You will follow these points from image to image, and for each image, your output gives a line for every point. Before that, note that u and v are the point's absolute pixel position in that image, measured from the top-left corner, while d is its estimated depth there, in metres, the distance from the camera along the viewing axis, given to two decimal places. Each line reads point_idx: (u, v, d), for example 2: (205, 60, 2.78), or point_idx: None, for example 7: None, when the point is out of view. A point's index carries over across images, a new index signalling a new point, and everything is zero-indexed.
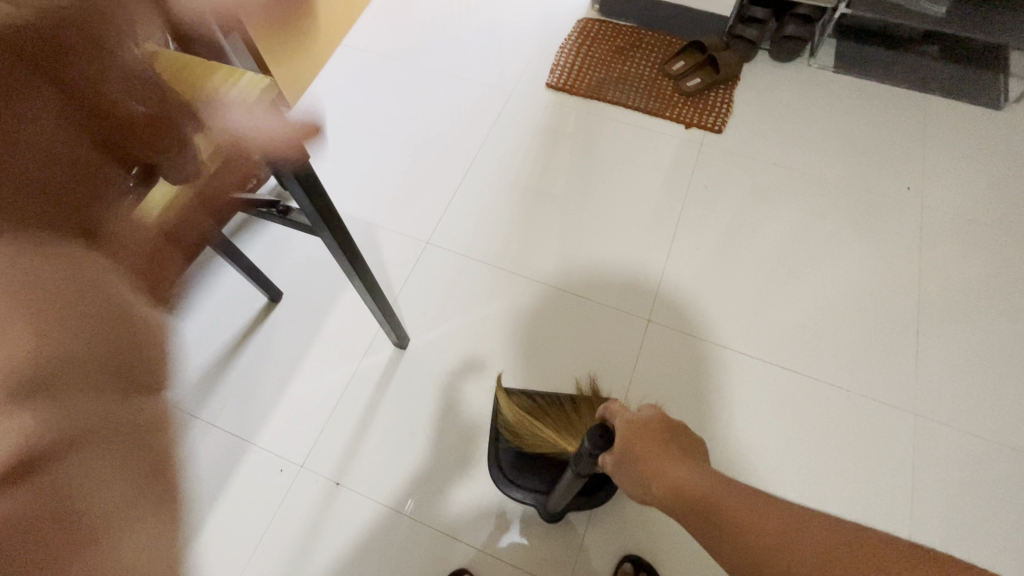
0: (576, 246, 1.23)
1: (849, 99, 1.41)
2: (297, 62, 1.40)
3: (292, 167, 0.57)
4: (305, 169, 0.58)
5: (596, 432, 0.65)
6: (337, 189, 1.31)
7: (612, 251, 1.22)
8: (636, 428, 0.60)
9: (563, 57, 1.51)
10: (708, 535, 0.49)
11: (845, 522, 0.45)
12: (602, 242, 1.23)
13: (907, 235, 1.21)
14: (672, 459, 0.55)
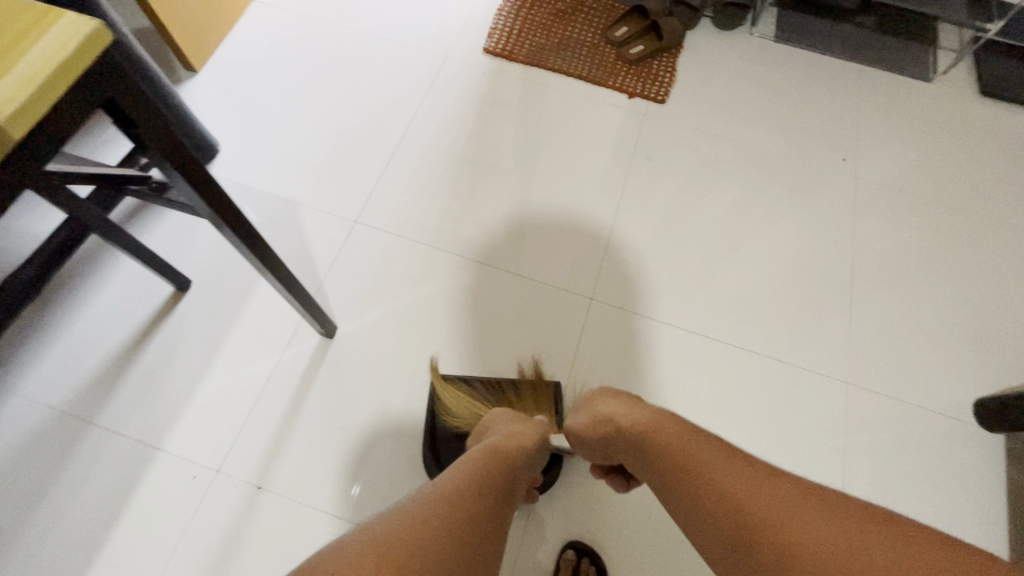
0: (531, 188, 1.21)
1: (789, 71, 1.40)
2: (200, 19, 1.25)
3: (155, 141, 0.48)
4: (175, 145, 0.50)
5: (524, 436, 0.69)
6: (256, 166, 1.18)
7: (566, 198, 1.20)
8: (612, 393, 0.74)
9: (502, 21, 1.42)
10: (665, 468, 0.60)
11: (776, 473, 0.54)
12: (559, 187, 1.21)
13: (842, 207, 1.22)
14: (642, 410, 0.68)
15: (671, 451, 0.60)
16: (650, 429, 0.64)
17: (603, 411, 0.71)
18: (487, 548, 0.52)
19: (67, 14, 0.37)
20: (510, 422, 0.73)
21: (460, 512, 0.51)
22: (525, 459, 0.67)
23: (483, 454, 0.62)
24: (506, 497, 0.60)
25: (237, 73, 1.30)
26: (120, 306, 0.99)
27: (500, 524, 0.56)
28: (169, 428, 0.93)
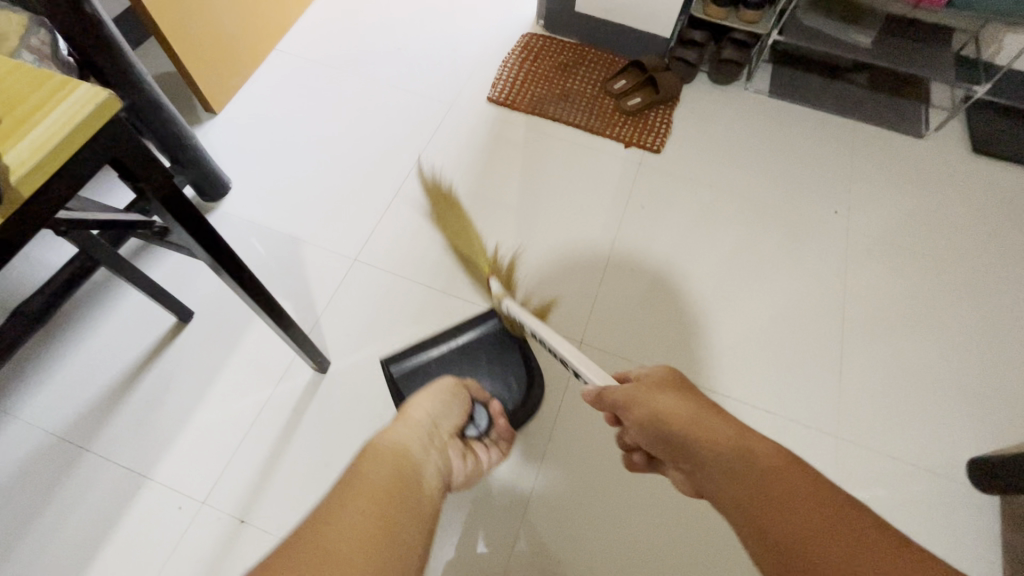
0: (529, 226, 1.25)
1: (783, 124, 1.45)
2: (221, 63, 1.33)
3: (159, 196, 0.53)
4: (177, 199, 0.55)
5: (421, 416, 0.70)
6: (262, 203, 1.24)
7: (563, 236, 1.24)
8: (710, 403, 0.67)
9: (505, 72, 1.49)
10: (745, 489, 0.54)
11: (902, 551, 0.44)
12: (555, 225, 1.26)
13: (834, 257, 1.24)
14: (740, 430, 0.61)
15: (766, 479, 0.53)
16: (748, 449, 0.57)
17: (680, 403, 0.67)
18: (411, 523, 0.51)
19: (81, 85, 0.42)
20: (407, 408, 0.72)
21: (363, 503, 0.50)
22: (408, 425, 0.67)
23: (379, 443, 0.60)
24: (422, 472, 0.59)
25: (251, 116, 1.37)
26: (125, 333, 1.03)
27: (421, 498, 0.55)
28: (160, 456, 0.95)
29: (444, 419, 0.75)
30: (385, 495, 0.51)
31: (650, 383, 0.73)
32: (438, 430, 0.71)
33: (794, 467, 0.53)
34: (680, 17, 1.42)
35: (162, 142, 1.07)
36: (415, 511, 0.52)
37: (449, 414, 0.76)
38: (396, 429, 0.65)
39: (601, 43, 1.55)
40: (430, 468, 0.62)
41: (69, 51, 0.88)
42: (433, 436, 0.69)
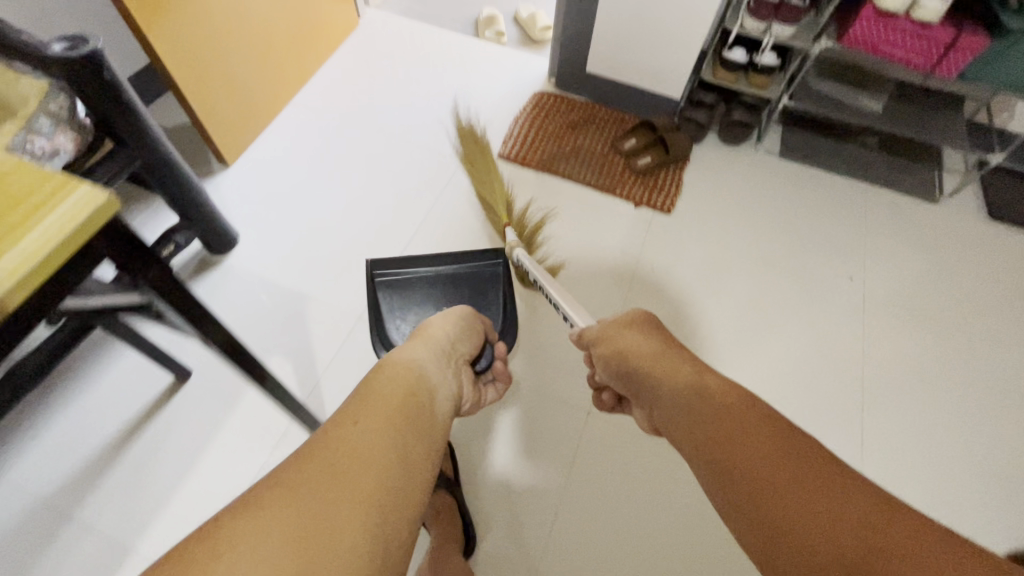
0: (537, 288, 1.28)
1: (795, 185, 1.45)
2: (236, 117, 1.36)
3: (153, 281, 0.51)
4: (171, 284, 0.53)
5: (438, 341, 0.82)
6: (269, 257, 1.23)
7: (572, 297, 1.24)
8: (670, 343, 0.82)
9: (516, 129, 1.51)
10: (684, 395, 0.69)
11: (797, 436, 0.58)
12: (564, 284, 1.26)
13: (848, 321, 1.26)
14: (688, 364, 0.76)
15: (698, 391, 0.68)
16: (691, 375, 0.72)
17: (641, 339, 0.83)
18: (418, 427, 0.61)
19: (79, 184, 0.41)
20: (424, 335, 0.83)
21: (378, 415, 0.59)
22: (426, 346, 0.79)
23: (395, 360, 0.70)
24: (432, 386, 0.70)
25: (262, 168, 1.39)
26: (121, 393, 1.01)
27: (428, 401, 0.66)
28: (148, 526, 0.91)
29: (456, 345, 0.86)
30: (408, 401, 0.63)
31: (623, 325, 0.88)
32: (447, 353, 0.82)
33: (733, 390, 0.66)
34: (690, 79, 1.43)
35: (171, 199, 1.07)
36: (429, 414, 0.64)
37: (464, 344, 0.87)
38: (415, 348, 0.77)
39: (611, 102, 1.57)
40: (441, 384, 0.73)
41: (87, 114, 0.90)
42: (447, 358, 0.81)
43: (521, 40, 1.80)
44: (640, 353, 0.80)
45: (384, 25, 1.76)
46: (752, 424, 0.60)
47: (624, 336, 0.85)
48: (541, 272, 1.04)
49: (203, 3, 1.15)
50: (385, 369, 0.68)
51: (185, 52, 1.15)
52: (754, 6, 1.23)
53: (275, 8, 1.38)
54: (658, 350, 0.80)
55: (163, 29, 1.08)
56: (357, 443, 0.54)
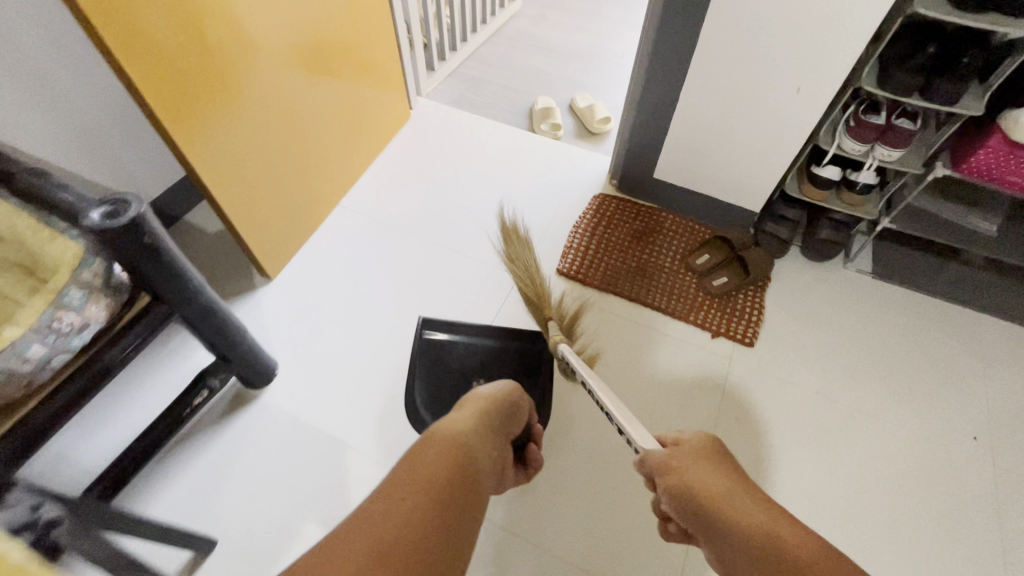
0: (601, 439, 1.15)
1: (894, 316, 1.28)
2: (282, 228, 1.29)
3: None
4: None
5: (485, 413, 0.84)
6: (310, 393, 1.14)
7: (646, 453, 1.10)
8: (745, 484, 0.71)
9: (576, 239, 1.39)
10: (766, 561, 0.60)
11: None
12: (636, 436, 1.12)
13: (974, 497, 1.08)
14: (769, 508, 0.66)
15: (782, 556, 0.59)
16: (776, 531, 0.62)
17: (710, 480, 0.72)
18: (459, 523, 0.62)
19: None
20: (476, 407, 0.84)
21: (430, 492, 0.62)
22: (477, 413, 0.83)
23: (444, 436, 0.73)
24: (474, 471, 0.70)
25: (306, 286, 1.31)
26: (200, 508, 1.00)
27: (465, 491, 0.66)
28: None
29: (501, 418, 0.87)
30: (464, 456, 0.70)
31: (693, 453, 0.77)
32: (491, 426, 0.83)
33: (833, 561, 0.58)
34: (771, 193, 1.30)
35: (210, 342, 0.97)
36: (479, 475, 0.70)
37: (514, 416, 0.91)
38: (466, 415, 0.81)
39: (678, 209, 1.45)
40: (483, 467, 0.73)
41: (124, 272, 0.81)
42: (490, 433, 0.81)
43: (577, 133, 1.72)
44: (713, 497, 0.69)
45: (436, 117, 1.70)
46: None
47: (692, 471, 0.74)
48: (593, 378, 0.94)
49: (245, 113, 1.08)
50: (442, 430, 0.74)
51: (228, 168, 1.08)
52: (853, 125, 1.10)
53: (323, 111, 1.32)
54: (731, 494, 0.69)
55: (205, 150, 1.01)
56: (419, 496, 0.61)
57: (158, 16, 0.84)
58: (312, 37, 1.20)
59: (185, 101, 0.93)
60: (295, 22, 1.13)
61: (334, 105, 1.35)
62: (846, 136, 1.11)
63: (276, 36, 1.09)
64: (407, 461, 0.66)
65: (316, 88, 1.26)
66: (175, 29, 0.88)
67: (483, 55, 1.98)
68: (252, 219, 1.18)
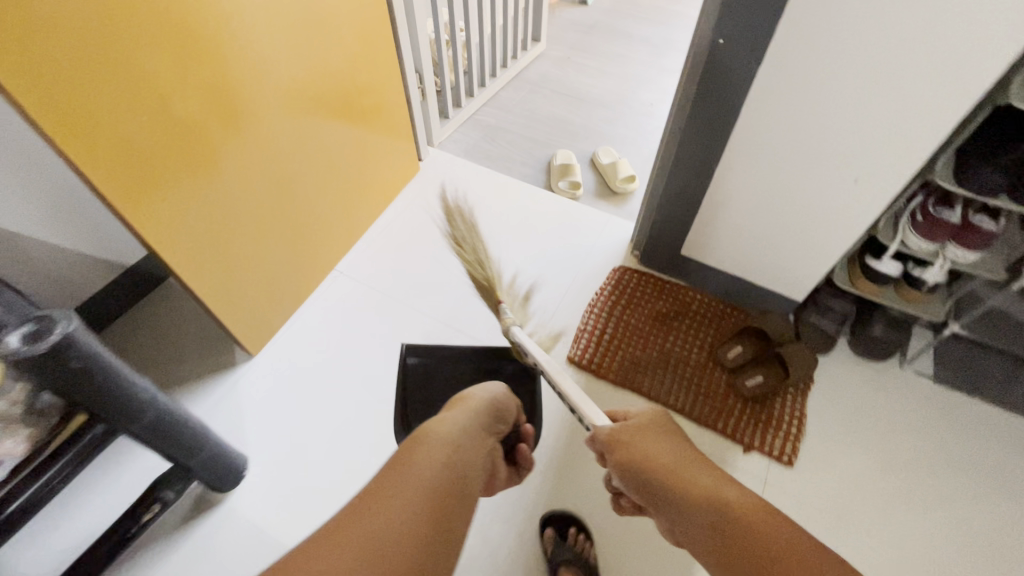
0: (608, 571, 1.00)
1: (958, 436, 1.10)
2: (267, 299, 1.18)
3: None
4: None
5: (478, 414, 0.83)
6: (284, 497, 1.03)
7: None
8: (686, 449, 0.76)
9: (590, 321, 1.25)
10: (704, 513, 0.65)
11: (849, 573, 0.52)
12: None
13: None
14: (705, 472, 0.71)
15: (717, 509, 0.64)
16: (712, 489, 0.67)
17: (656, 450, 0.76)
18: (444, 516, 0.63)
19: None
20: (466, 407, 0.84)
21: (420, 487, 0.64)
22: (468, 412, 0.82)
23: (435, 433, 0.74)
24: (461, 468, 0.70)
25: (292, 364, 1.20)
26: None
27: (452, 485, 0.66)
28: None
29: (491, 420, 0.86)
30: (455, 460, 0.70)
31: (641, 429, 0.81)
32: (482, 428, 0.82)
33: (765, 511, 0.62)
34: (818, 283, 1.13)
35: (166, 451, 0.86)
36: (472, 478, 0.71)
37: (505, 416, 0.90)
38: (456, 416, 0.80)
39: (707, 288, 1.29)
40: (473, 465, 0.73)
41: (49, 398, 0.71)
42: (481, 436, 0.80)
43: (598, 192, 1.58)
44: (658, 466, 0.73)
45: (446, 171, 1.60)
46: (788, 544, 0.57)
47: (640, 445, 0.78)
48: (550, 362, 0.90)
49: (222, 185, 0.97)
50: (432, 427, 0.75)
51: (200, 246, 0.97)
52: (921, 220, 0.93)
53: (316, 172, 1.21)
54: (674, 461, 0.73)
55: (173, 231, 0.90)
56: (416, 499, 0.62)
57: (110, 95, 0.73)
58: (303, 98, 1.09)
59: (146, 182, 0.82)
60: (283, 85, 1.03)
61: (328, 165, 1.24)
62: (911, 231, 0.95)
63: (259, 102, 0.99)
64: (398, 469, 0.66)
65: (306, 149, 1.15)
66: (134, 108, 0.77)
67: (502, 102, 1.88)
68: (230, 297, 1.08)
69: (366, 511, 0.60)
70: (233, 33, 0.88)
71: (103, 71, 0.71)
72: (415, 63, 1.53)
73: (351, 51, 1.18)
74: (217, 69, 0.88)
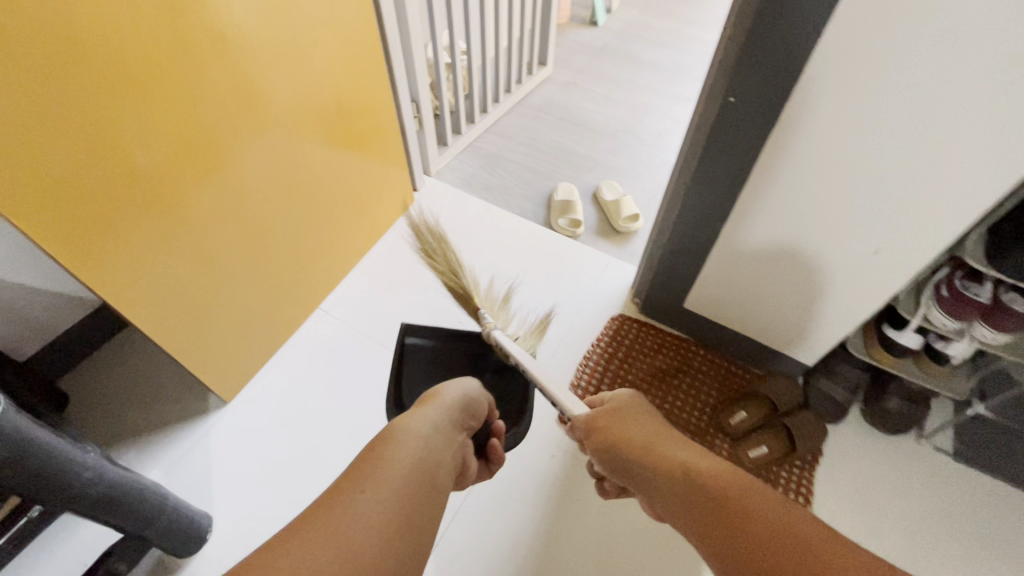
0: None
1: (981, 522, 1.01)
2: (247, 339, 1.13)
3: None
4: None
5: (450, 411, 0.78)
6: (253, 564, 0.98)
7: None
8: (656, 425, 0.88)
9: (585, 377, 1.19)
10: (671, 475, 0.76)
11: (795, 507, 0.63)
12: None
13: None
14: (672, 444, 0.83)
15: (681, 470, 0.76)
16: (676, 458, 0.78)
17: (630, 431, 0.87)
18: (388, 529, 0.58)
19: None
20: (439, 403, 0.78)
21: (365, 498, 0.60)
22: (441, 408, 0.77)
23: (394, 438, 0.69)
24: (417, 476, 0.65)
25: (268, 413, 1.15)
26: None
27: (403, 493, 0.62)
28: None
29: (465, 416, 0.81)
30: (423, 456, 0.68)
31: (615, 414, 0.92)
32: (453, 426, 0.77)
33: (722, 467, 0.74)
34: (830, 350, 1.05)
35: (118, 524, 0.79)
36: (431, 482, 0.66)
37: (480, 411, 0.84)
38: (427, 411, 0.76)
39: (709, 342, 1.23)
40: (436, 470, 0.68)
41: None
42: (449, 434, 0.75)
43: (599, 229, 1.51)
44: (631, 445, 0.84)
45: (442, 203, 1.55)
46: (742, 486, 0.69)
47: (614, 428, 0.89)
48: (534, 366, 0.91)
49: (189, 232, 0.90)
50: (396, 428, 0.71)
51: (164, 295, 0.90)
52: (946, 296, 0.85)
53: (298, 211, 1.15)
54: (645, 437, 0.85)
55: (131, 284, 0.83)
56: (382, 493, 0.61)
57: (66, 147, 0.67)
58: (282, 137, 1.02)
59: (113, 230, 0.77)
60: (261, 125, 0.96)
61: (311, 203, 1.17)
62: (935, 306, 0.87)
63: (234, 143, 0.92)
64: (366, 465, 0.64)
65: (285, 188, 1.08)
66: (86, 160, 0.70)
67: (503, 129, 1.82)
68: (205, 348, 1.03)
69: (331, 507, 0.58)
70: (203, 75, 0.82)
71: (61, 123, 0.66)
72: (411, 92, 1.47)
73: (340, 87, 1.11)
74: (183, 113, 0.81)
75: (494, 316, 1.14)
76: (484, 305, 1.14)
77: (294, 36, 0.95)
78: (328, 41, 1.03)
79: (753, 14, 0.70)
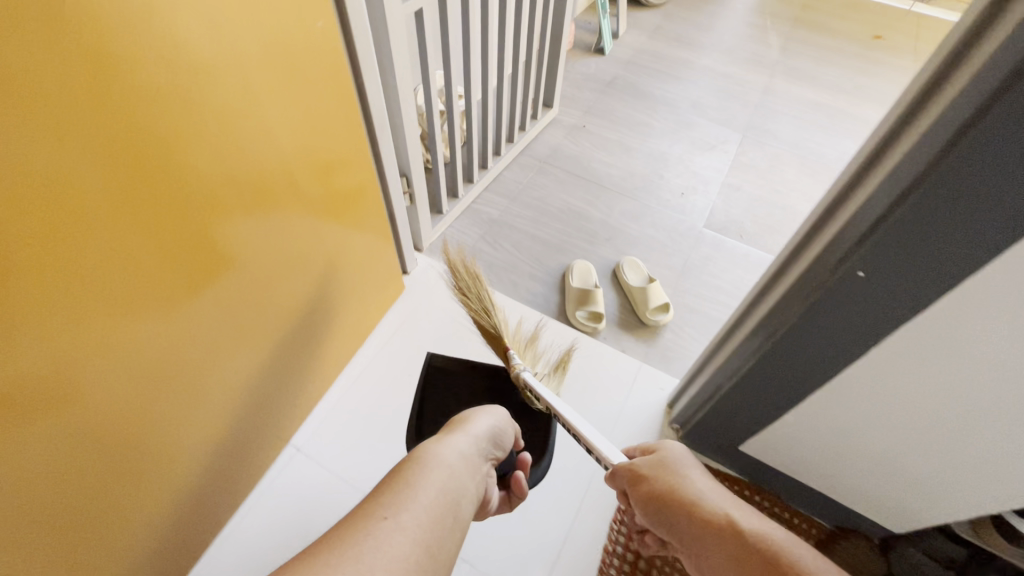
0: None
1: None
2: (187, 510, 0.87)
3: None
4: None
5: (484, 437, 0.71)
6: None
7: None
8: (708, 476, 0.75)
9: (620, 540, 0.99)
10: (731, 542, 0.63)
11: None
12: None
13: None
14: (726, 501, 0.69)
15: (738, 538, 0.63)
16: (732, 523, 0.65)
17: (683, 487, 0.71)
18: (428, 545, 0.52)
19: None
20: (472, 429, 0.71)
21: (405, 507, 0.53)
22: (468, 437, 0.69)
23: (429, 454, 0.63)
24: (452, 495, 0.59)
25: None
26: None
27: (443, 512, 0.56)
28: None
29: (496, 445, 0.74)
30: (449, 486, 0.59)
31: (664, 461, 0.75)
32: (483, 455, 0.70)
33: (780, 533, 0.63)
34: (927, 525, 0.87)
35: None
36: (464, 509, 0.59)
37: (506, 442, 0.76)
38: (455, 438, 0.68)
39: (766, 486, 1.03)
40: (469, 495, 0.62)
41: None
42: (480, 467, 0.68)
43: (622, 320, 1.29)
44: (686, 506, 0.69)
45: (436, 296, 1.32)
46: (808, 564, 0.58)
47: (664, 482, 0.72)
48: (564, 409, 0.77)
49: (90, 436, 0.62)
50: (427, 446, 0.65)
51: (51, 524, 0.62)
52: None
53: (252, 337, 0.85)
54: (700, 496, 0.69)
55: None
56: (411, 519, 0.53)
57: None
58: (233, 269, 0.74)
59: None
60: (212, 250, 0.68)
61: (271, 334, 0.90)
62: None
63: (157, 300, 0.63)
64: (395, 486, 0.56)
65: (233, 318, 0.79)
66: None
67: (504, 186, 1.58)
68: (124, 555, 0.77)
69: (347, 533, 0.49)
70: (110, 227, 0.53)
71: None
72: (402, 165, 1.23)
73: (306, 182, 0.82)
74: (83, 292, 0.53)
75: (524, 356, 0.98)
76: (514, 344, 0.97)
77: (245, 148, 0.67)
78: (290, 135, 0.75)
79: (931, 163, 0.47)
